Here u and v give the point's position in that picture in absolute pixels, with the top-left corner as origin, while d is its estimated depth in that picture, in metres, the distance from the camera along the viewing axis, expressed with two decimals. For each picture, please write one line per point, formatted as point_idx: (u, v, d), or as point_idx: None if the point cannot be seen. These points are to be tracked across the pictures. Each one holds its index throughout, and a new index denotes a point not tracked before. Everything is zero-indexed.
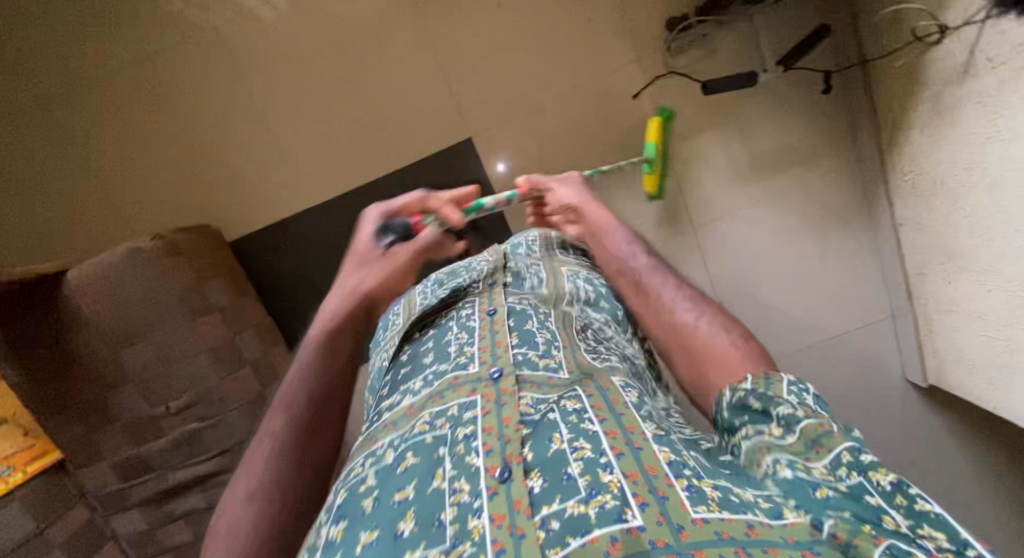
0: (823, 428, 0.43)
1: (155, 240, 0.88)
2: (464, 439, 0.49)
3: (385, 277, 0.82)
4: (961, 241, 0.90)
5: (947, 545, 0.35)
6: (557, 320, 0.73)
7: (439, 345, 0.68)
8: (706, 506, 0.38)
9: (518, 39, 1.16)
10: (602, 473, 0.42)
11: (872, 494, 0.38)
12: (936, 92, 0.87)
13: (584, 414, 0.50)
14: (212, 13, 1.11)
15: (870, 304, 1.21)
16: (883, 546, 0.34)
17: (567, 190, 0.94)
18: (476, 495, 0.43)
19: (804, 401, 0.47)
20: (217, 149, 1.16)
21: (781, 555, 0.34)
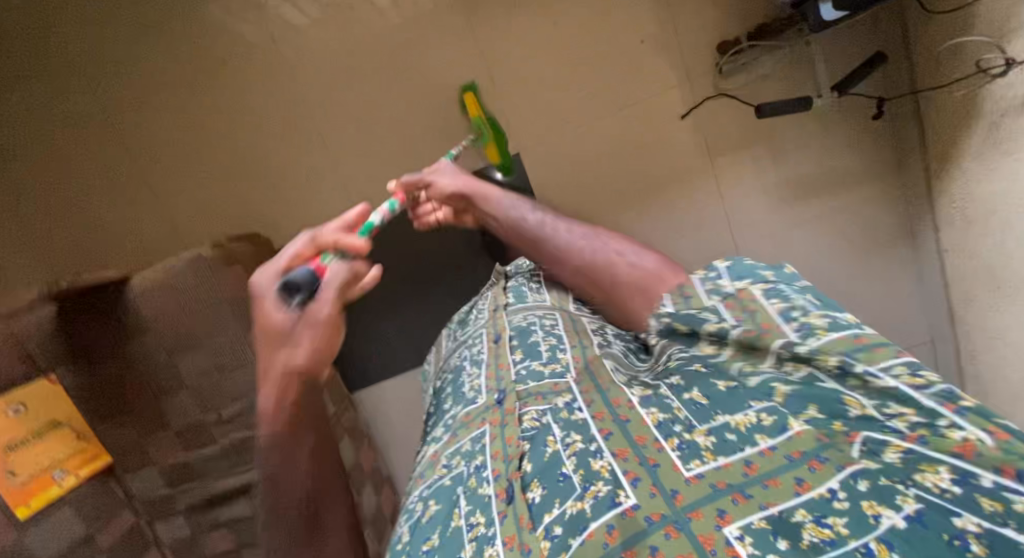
0: (752, 332, 0.53)
1: (214, 249, 0.91)
2: (475, 473, 0.57)
3: (312, 344, 0.62)
4: (1012, 266, 0.96)
5: (916, 418, 0.43)
6: (565, 326, 0.81)
7: (455, 390, 0.80)
8: (699, 460, 0.48)
9: (565, 57, 1.20)
10: (593, 461, 0.52)
11: (825, 380, 0.48)
12: (993, 122, 0.92)
13: (572, 407, 0.61)
14: (272, 30, 1.17)
15: (909, 328, 1.28)
16: (859, 444, 0.44)
17: (444, 179, 0.95)
18: (490, 524, 0.49)
19: (724, 294, 0.58)
20: (263, 156, 1.22)
21: (778, 483, 0.43)
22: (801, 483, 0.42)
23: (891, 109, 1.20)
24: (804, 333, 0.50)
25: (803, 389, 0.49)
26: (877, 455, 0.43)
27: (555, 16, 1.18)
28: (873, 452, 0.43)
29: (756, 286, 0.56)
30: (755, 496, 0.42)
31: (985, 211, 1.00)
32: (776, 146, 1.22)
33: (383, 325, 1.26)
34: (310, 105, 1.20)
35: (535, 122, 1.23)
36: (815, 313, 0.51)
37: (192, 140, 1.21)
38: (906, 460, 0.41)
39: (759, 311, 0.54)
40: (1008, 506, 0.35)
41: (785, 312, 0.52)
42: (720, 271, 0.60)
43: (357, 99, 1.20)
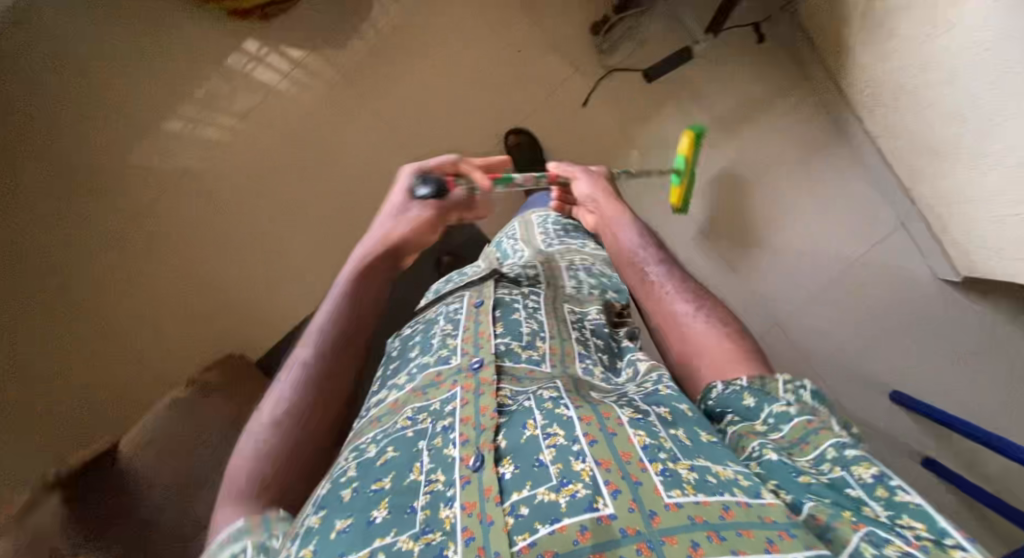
0: (813, 427, 0.51)
1: (187, 385, 0.95)
2: (441, 432, 0.57)
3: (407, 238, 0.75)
4: (943, 133, 0.98)
5: (926, 534, 0.40)
6: (547, 311, 0.82)
7: (425, 340, 0.77)
8: (680, 490, 0.44)
9: (453, 99, 1.25)
10: (575, 461, 0.49)
11: (853, 487, 0.45)
12: (864, 9, 0.96)
13: (558, 400, 0.57)
14: (181, 156, 1.23)
15: (877, 219, 1.25)
16: (862, 533, 0.40)
17: (586, 181, 1.04)
18: (449, 484, 0.49)
19: (799, 398, 0.56)
20: (210, 269, 1.22)
21: (753, 535, 0.40)
22: (772, 543, 0.39)
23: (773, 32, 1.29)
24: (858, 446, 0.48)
25: (826, 490, 0.45)
26: (878, 546, 0.39)
27: (431, 66, 1.25)
28: (872, 541, 0.39)
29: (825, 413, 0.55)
30: (729, 539, 0.40)
31: (894, 88, 1.01)
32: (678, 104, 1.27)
33: None
34: (243, 213, 1.24)
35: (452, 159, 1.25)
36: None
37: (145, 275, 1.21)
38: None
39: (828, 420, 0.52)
40: None
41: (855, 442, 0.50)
42: (804, 384, 0.58)
43: (284, 196, 1.24)
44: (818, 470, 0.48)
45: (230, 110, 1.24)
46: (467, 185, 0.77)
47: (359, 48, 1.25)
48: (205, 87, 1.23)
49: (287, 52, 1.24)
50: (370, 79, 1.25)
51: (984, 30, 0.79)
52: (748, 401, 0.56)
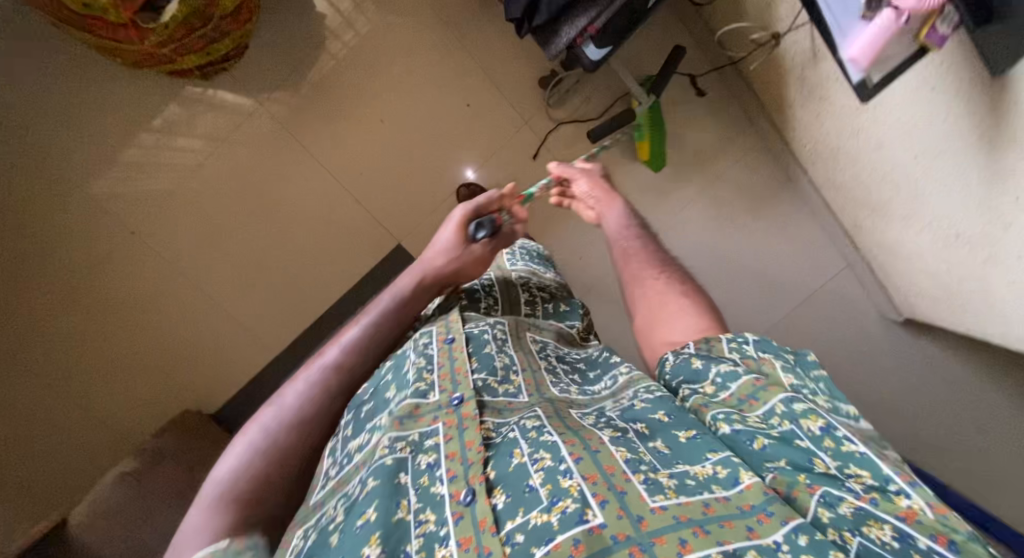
0: (762, 383, 0.50)
1: (139, 455, 0.97)
2: (427, 469, 0.50)
3: (460, 266, 0.79)
4: (873, 194, 1.03)
5: (872, 481, 0.41)
6: (518, 347, 0.69)
7: (398, 376, 0.62)
8: (663, 495, 0.43)
9: (402, 148, 1.24)
10: (562, 479, 0.44)
11: (803, 438, 0.45)
12: (800, 74, 0.97)
13: (543, 427, 0.51)
14: (117, 220, 1.16)
15: (822, 261, 1.30)
16: (818, 496, 0.41)
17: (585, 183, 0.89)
18: (442, 523, 0.44)
19: (745, 354, 0.55)
20: (157, 330, 1.21)
21: (735, 526, 0.39)
22: (751, 530, 0.39)
23: (720, 83, 1.29)
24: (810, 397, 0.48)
25: (780, 445, 0.45)
26: (832, 507, 0.40)
27: (376, 116, 1.22)
28: (827, 503, 0.41)
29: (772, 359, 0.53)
30: (713, 532, 0.39)
31: (831, 145, 1.03)
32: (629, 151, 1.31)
33: None
34: (192, 269, 1.21)
35: (405, 211, 1.27)
36: (824, 399, 0.50)
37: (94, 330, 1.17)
38: (855, 515, 0.39)
39: (773, 372, 0.51)
40: None
41: (797, 385, 0.50)
42: (749, 335, 0.56)
43: (234, 248, 1.22)
44: (768, 424, 0.48)
45: (183, 162, 1.17)
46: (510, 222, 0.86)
47: (307, 94, 1.18)
48: (162, 115, 1.13)
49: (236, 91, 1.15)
50: (314, 122, 1.20)
51: (912, 105, 0.79)
52: (697, 364, 0.55)
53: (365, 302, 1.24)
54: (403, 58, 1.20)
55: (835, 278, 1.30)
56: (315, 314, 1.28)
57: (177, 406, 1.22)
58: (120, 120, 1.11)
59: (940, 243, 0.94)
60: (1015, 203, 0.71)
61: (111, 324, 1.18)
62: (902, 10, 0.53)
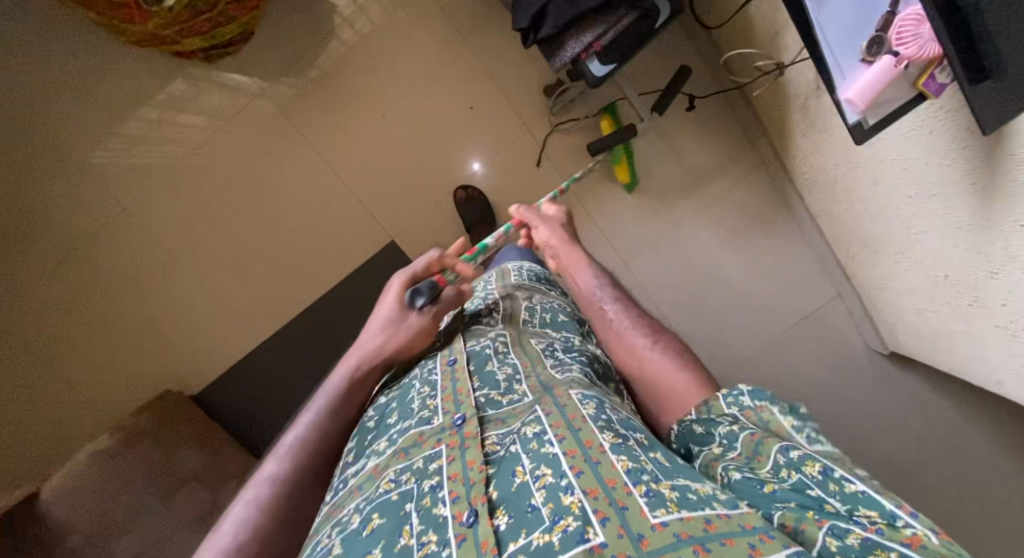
0: (759, 437, 0.51)
1: (114, 433, 0.96)
2: (430, 491, 0.51)
3: (407, 340, 0.73)
4: (869, 226, 1.02)
5: (879, 518, 0.41)
6: (519, 353, 0.72)
7: (403, 404, 0.65)
8: (665, 509, 0.43)
9: (402, 145, 1.24)
10: (564, 496, 0.46)
11: (811, 486, 0.45)
12: (802, 103, 0.97)
13: (543, 437, 0.53)
14: (119, 194, 1.18)
15: (814, 289, 1.31)
16: (825, 528, 0.41)
17: (545, 229, 0.92)
18: (444, 544, 0.45)
19: (743, 405, 0.55)
20: (145, 309, 1.20)
21: (736, 543, 0.39)
22: (753, 548, 0.39)
23: (725, 103, 1.29)
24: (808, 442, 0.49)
25: (789, 489, 0.45)
26: (840, 537, 0.40)
27: (379, 110, 1.22)
28: (835, 534, 0.40)
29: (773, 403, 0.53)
30: (714, 549, 0.39)
31: (829, 174, 1.03)
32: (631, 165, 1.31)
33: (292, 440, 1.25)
34: (183, 249, 1.21)
35: (400, 207, 1.25)
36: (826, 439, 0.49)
37: (82, 301, 1.18)
38: (862, 545, 0.39)
39: (771, 420, 0.52)
40: None
41: (798, 426, 0.50)
42: (743, 388, 0.57)
43: (228, 231, 1.22)
44: (778, 478, 0.47)
45: (184, 141, 1.19)
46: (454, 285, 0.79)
47: (314, 84, 1.20)
48: (166, 91, 1.17)
49: (244, 74, 1.18)
50: (317, 112, 1.21)
51: (913, 149, 0.79)
52: (700, 429, 0.57)
53: (355, 295, 1.23)
54: (409, 57, 1.21)
55: (826, 306, 1.31)
56: (300, 306, 1.25)
57: (156, 388, 1.21)
58: (129, 96, 1.16)
59: (928, 282, 0.95)
60: (1003, 253, 0.72)
61: (100, 297, 1.19)
62: (902, 55, 0.54)
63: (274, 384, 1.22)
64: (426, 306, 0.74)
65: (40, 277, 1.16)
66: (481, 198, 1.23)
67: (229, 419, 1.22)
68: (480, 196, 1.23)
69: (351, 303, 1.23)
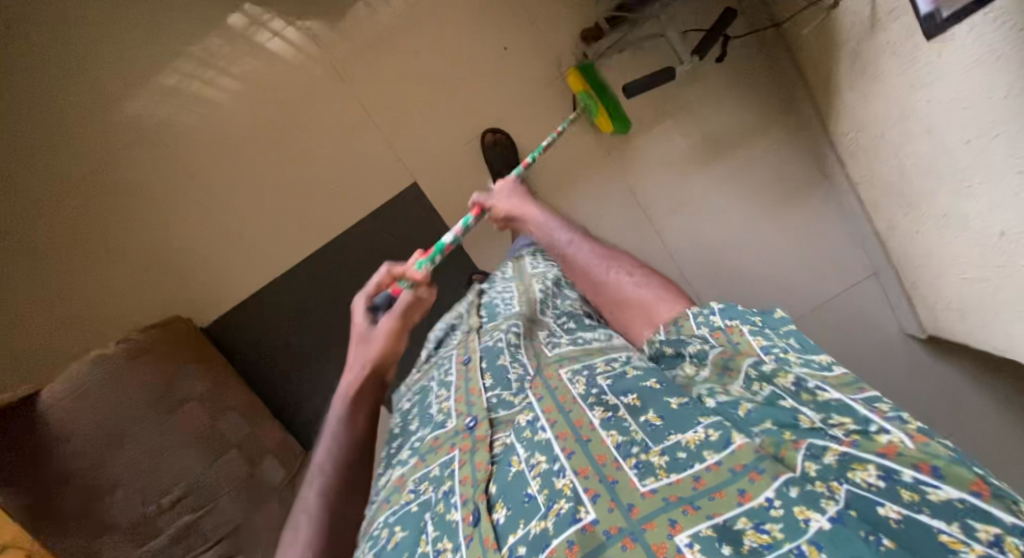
0: (727, 355, 0.51)
1: (120, 344, 0.94)
2: (443, 497, 0.55)
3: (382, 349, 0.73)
4: (918, 187, 0.96)
5: (853, 426, 0.41)
6: (529, 351, 0.74)
7: (422, 410, 0.73)
8: (654, 477, 0.46)
9: (434, 87, 1.24)
10: (557, 480, 0.49)
11: (784, 398, 0.45)
12: (853, 49, 0.95)
13: (536, 424, 0.57)
14: (154, 119, 1.20)
15: (850, 266, 1.25)
16: (803, 450, 0.42)
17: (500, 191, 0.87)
18: (457, 549, 0.49)
19: (713, 325, 0.54)
20: (167, 234, 1.20)
21: (724, 495, 0.42)
22: (743, 494, 0.42)
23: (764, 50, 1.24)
24: (781, 361, 0.47)
25: (762, 407, 0.46)
26: (818, 459, 0.41)
27: (414, 49, 1.22)
28: (813, 455, 0.41)
29: (744, 319, 0.52)
30: (703, 507, 0.42)
31: (874, 133, 1.00)
32: (686, 112, 1.26)
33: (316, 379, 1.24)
34: (211, 176, 1.21)
35: (429, 151, 1.25)
36: (794, 352, 0.47)
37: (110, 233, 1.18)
38: (840, 463, 0.40)
39: (741, 341, 0.51)
40: (923, 497, 0.36)
41: (767, 346, 0.49)
42: (714, 304, 0.56)
43: (259, 171, 1.22)
44: (751, 392, 0.48)
45: (225, 84, 1.21)
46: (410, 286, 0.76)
47: (355, 32, 1.22)
48: (210, 20, 1.19)
49: (291, 26, 1.21)
50: (353, 50, 1.22)
51: (968, 83, 0.75)
52: (670, 349, 0.59)
53: (379, 233, 1.23)
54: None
55: (861, 285, 1.25)
56: (321, 242, 1.24)
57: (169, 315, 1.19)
58: (173, 24, 1.19)
59: (978, 247, 0.89)
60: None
61: (125, 220, 1.19)
62: None
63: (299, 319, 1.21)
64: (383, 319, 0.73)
65: (68, 211, 1.16)
66: (509, 146, 1.22)
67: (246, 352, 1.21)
68: (510, 147, 1.22)
69: (374, 242, 1.22)
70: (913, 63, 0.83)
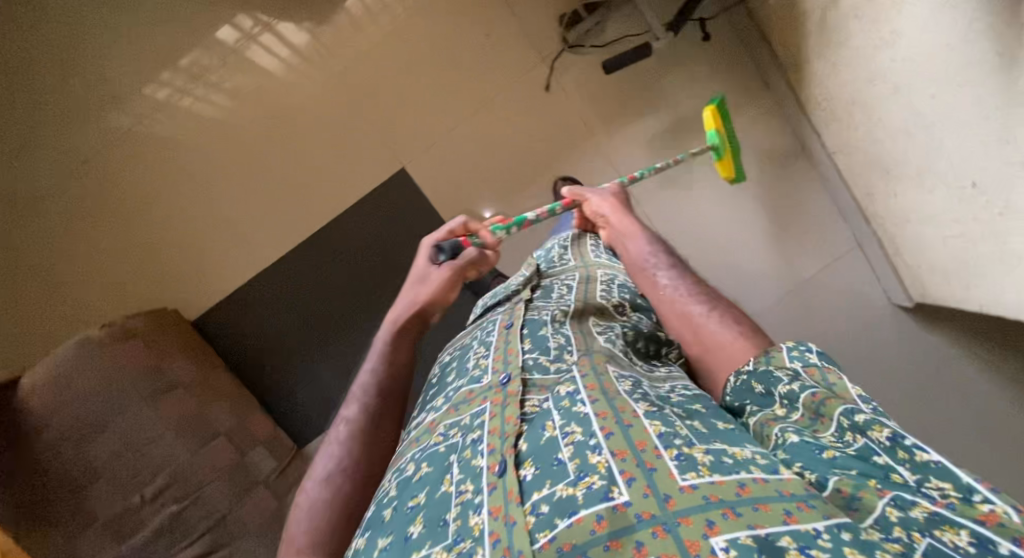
0: (820, 398, 0.47)
1: (103, 327, 0.93)
2: (471, 444, 0.55)
3: (431, 296, 0.77)
4: (889, 151, 0.99)
5: (953, 492, 0.38)
6: (575, 326, 0.74)
7: (461, 364, 0.74)
8: (695, 472, 0.43)
9: (418, 77, 1.27)
10: (591, 454, 0.47)
11: (879, 453, 0.42)
12: (818, 19, 1.00)
13: (576, 396, 0.55)
14: (151, 121, 1.25)
15: (833, 239, 1.28)
16: (886, 498, 0.39)
17: (598, 200, 0.91)
18: (478, 492, 0.48)
19: (807, 362, 0.52)
20: (166, 231, 1.25)
21: (770, 509, 0.39)
22: (789, 515, 0.38)
23: (734, 26, 1.27)
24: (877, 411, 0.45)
25: (851, 458, 0.43)
26: (903, 509, 0.38)
27: (398, 42, 1.27)
28: (897, 504, 0.38)
29: (834, 370, 0.50)
30: (746, 515, 0.38)
31: (844, 102, 1.04)
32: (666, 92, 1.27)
33: (318, 371, 1.24)
34: (205, 173, 1.26)
35: (415, 138, 1.28)
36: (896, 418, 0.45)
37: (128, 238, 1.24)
38: (927, 520, 0.37)
39: (837, 383, 0.48)
40: None
41: (864, 394, 0.47)
42: (810, 346, 0.53)
43: (260, 170, 1.27)
44: (844, 442, 0.45)
45: (225, 89, 1.26)
46: (479, 244, 0.80)
47: (344, 30, 1.26)
48: (199, 23, 1.24)
49: (277, 25, 1.25)
50: (339, 45, 1.27)
51: (925, 39, 0.78)
52: (760, 389, 0.53)
53: (368, 221, 1.25)
54: None
55: (845, 257, 1.27)
56: (312, 232, 1.26)
57: (169, 306, 1.23)
58: (165, 28, 1.24)
59: (953, 199, 0.89)
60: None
61: (126, 219, 1.24)
62: None
63: (305, 309, 1.24)
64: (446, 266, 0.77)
65: (81, 216, 1.23)
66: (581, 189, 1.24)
67: (245, 341, 1.24)
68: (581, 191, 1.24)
69: (364, 230, 1.25)
70: (875, 23, 0.86)
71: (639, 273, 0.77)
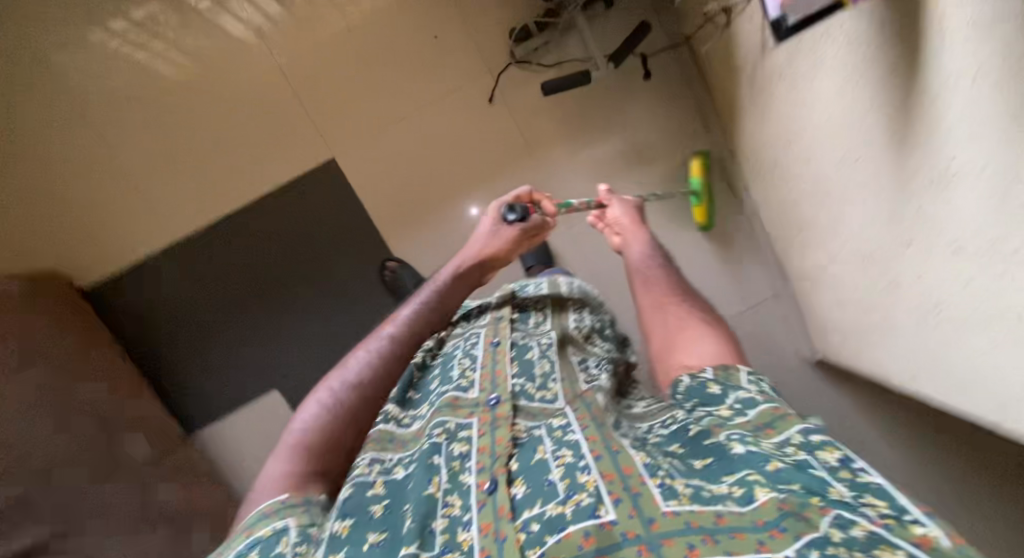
0: (776, 412, 0.46)
1: None
2: (459, 457, 0.56)
3: (501, 247, 0.91)
4: (801, 209, 1.02)
5: (887, 510, 0.34)
6: (557, 348, 0.76)
7: (444, 370, 0.74)
8: (678, 500, 0.41)
9: (360, 68, 1.25)
10: (580, 475, 0.48)
11: (817, 467, 0.39)
12: (749, 72, 1.02)
13: (568, 427, 0.56)
14: (82, 79, 1.23)
15: (751, 287, 1.29)
16: (829, 517, 0.35)
17: (620, 208, 0.98)
18: (466, 509, 0.50)
19: (761, 389, 0.51)
20: (87, 192, 1.24)
21: (744, 538, 0.36)
22: (762, 542, 0.35)
23: (683, 64, 1.28)
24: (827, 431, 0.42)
25: (794, 466, 0.39)
26: (844, 528, 0.34)
27: (343, 30, 1.24)
28: (840, 524, 0.34)
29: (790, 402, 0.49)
30: (723, 541, 0.36)
31: (771, 153, 1.05)
32: (608, 120, 1.28)
33: (222, 352, 1.22)
34: (132, 138, 1.24)
35: (350, 129, 1.25)
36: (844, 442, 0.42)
37: (67, 194, 1.24)
38: (869, 538, 0.32)
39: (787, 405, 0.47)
40: None
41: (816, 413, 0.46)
42: (763, 379, 0.53)
43: (191, 143, 1.24)
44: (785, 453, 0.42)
45: (162, 55, 1.23)
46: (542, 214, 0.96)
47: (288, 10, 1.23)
48: None
49: None
50: (282, 24, 1.23)
51: (836, 105, 0.79)
52: (714, 389, 0.52)
53: (290, 207, 1.22)
54: None
55: (763, 304, 1.28)
56: (232, 210, 1.23)
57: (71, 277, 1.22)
58: None
59: (853, 261, 0.91)
60: (917, 217, 0.69)
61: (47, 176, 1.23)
62: None
63: (220, 288, 1.22)
64: (515, 221, 0.91)
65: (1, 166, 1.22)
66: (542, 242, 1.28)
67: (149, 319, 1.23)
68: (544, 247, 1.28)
69: (284, 216, 1.22)
70: (793, 86, 0.89)
71: (635, 270, 0.83)
